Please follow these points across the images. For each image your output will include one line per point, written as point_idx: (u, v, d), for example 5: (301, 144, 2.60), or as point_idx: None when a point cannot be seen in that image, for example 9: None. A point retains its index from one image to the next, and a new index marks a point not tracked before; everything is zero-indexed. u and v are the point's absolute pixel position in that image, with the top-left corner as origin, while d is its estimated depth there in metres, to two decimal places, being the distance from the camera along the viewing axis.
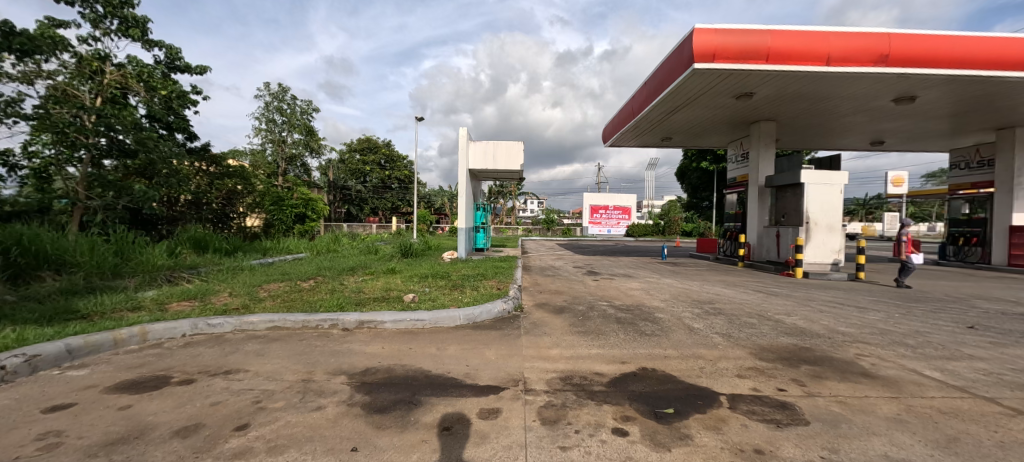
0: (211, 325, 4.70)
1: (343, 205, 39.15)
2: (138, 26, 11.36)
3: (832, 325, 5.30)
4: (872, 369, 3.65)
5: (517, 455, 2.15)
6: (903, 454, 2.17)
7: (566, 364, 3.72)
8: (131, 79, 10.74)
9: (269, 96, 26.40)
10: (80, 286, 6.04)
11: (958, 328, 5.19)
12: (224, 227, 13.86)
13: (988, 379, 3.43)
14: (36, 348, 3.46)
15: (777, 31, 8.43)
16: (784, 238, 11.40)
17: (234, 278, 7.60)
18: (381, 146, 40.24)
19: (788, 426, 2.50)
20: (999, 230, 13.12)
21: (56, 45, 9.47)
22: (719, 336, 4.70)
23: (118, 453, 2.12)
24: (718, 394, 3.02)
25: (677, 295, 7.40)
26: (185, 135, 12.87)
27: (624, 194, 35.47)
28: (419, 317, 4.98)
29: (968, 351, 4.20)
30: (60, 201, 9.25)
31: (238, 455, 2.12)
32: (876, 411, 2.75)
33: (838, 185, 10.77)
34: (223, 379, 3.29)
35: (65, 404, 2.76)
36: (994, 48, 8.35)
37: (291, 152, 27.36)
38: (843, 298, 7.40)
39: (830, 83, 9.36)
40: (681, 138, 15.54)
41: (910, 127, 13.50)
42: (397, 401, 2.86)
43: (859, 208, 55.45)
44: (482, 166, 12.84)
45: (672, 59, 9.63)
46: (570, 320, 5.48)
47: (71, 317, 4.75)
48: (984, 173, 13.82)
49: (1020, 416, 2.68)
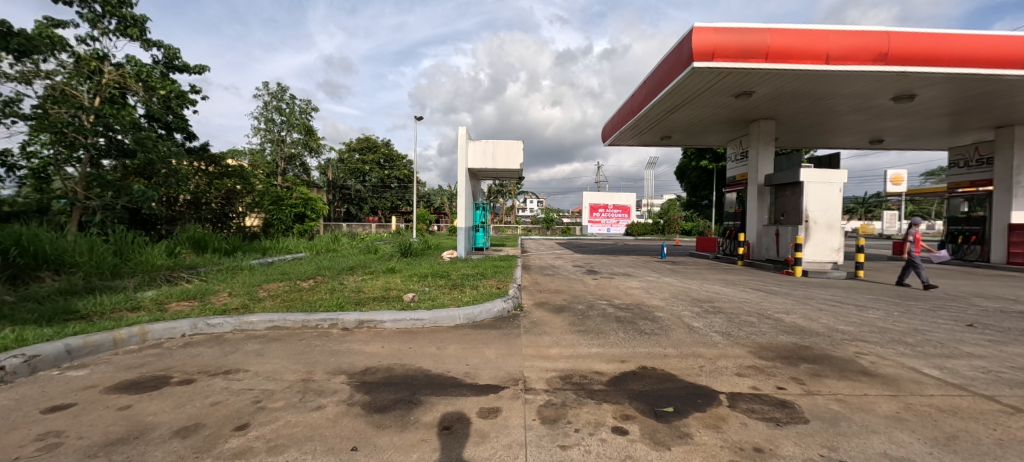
0: (211, 324, 4.70)
1: (343, 204, 39.14)
2: (137, 25, 11.32)
3: (831, 324, 5.31)
4: (871, 367, 3.65)
5: (517, 454, 2.15)
6: (902, 452, 2.18)
7: (566, 363, 3.72)
8: (130, 78, 10.71)
9: (268, 95, 26.36)
10: (80, 286, 6.05)
11: (957, 327, 5.19)
12: (224, 227, 13.85)
13: (986, 377, 3.44)
14: (36, 348, 3.46)
15: (776, 30, 8.42)
16: (784, 237, 11.41)
17: (233, 278, 7.59)
18: (381, 146, 40.21)
19: (787, 425, 2.51)
20: (998, 228, 13.12)
21: (54, 45, 9.45)
22: (719, 335, 4.71)
23: (118, 453, 2.12)
24: (717, 393, 3.02)
25: (677, 294, 7.41)
26: (184, 135, 12.85)
27: (624, 193, 35.47)
28: (419, 317, 4.98)
29: (966, 350, 4.21)
30: (60, 201, 9.24)
31: (238, 454, 2.12)
32: (875, 410, 2.76)
33: (837, 184, 10.75)
34: (223, 379, 3.29)
35: (64, 405, 2.76)
36: (993, 46, 8.35)
37: (290, 151, 27.33)
38: (842, 296, 7.41)
39: (830, 81, 9.35)
40: (681, 137, 15.52)
41: (910, 126, 13.50)
42: (397, 400, 2.86)
43: (858, 207, 55.46)
44: (481, 166, 12.83)
45: (672, 58, 9.62)
46: (569, 319, 5.49)
47: (71, 317, 4.75)
48: (983, 171, 13.81)
49: (1018, 414, 2.69)
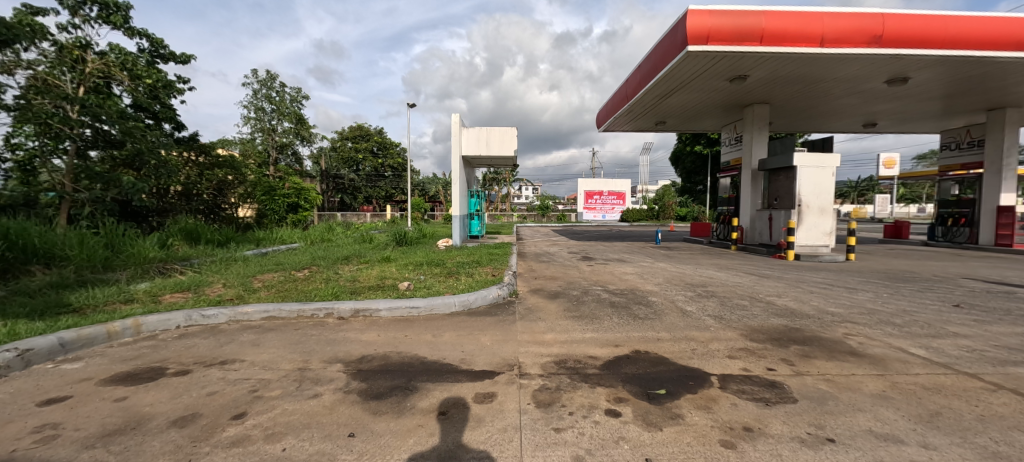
0: (205, 316, 4.69)
1: (337, 194, 38.74)
2: (120, 13, 11.01)
3: (822, 306, 5.41)
4: (859, 348, 3.72)
5: (512, 437, 2.19)
6: (886, 429, 2.24)
7: (560, 348, 3.76)
8: (114, 67, 10.46)
9: (256, 83, 25.85)
10: (71, 279, 5.99)
11: (945, 307, 5.30)
12: (216, 218, 13.77)
13: (971, 355, 3.52)
14: (28, 342, 3.44)
15: (771, 12, 8.31)
16: (778, 221, 11.51)
17: (228, 269, 7.55)
18: (374, 134, 39.71)
19: (775, 405, 2.56)
20: (987, 211, 13.37)
21: (35, 33, 9.20)
22: (711, 319, 4.77)
23: (116, 444, 2.14)
24: (709, 375, 3.08)
25: (670, 279, 7.48)
26: (172, 125, 12.62)
27: (619, 179, 35.15)
28: (415, 304, 5.01)
29: (952, 329, 4.31)
30: (47, 194, 9.11)
31: (236, 442, 2.15)
32: (862, 388, 2.83)
33: (830, 167, 10.76)
34: (219, 369, 3.29)
35: (61, 397, 2.76)
36: (987, 27, 8.31)
37: (281, 140, 26.89)
38: (833, 279, 7.53)
39: (823, 64, 9.30)
40: (675, 121, 15.40)
41: (903, 109, 13.50)
42: (393, 387, 2.88)
43: (851, 190, 55.75)
44: (474, 152, 12.70)
45: (666, 41, 9.48)
46: (564, 305, 5.56)
47: (63, 310, 4.72)
48: (974, 153, 13.91)
49: (1001, 391, 2.77)
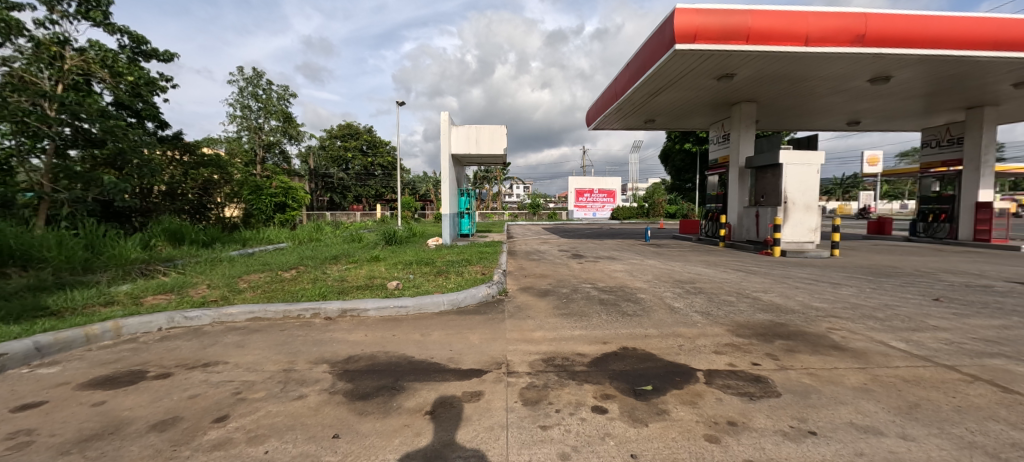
0: (188, 317, 4.61)
1: (326, 193, 38.40)
2: (99, 8, 10.73)
3: (806, 301, 5.51)
4: (842, 342, 3.79)
5: (498, 435, 2.18)
6: (867, 421, 2.28)
7: (549, 346, 3.77)
8: (95, 64, 10.18)
9: (243, 80, 25.48)
10: (49, 282, 5.84)
11: (925, 301, 5.43)
12: (202, 218, 13.54)
13: (949, 348, 3.60)
14: (1, 346, 3.33)
15: (757, 11, 8.41)
16: (765, 218, 11.68)
17: (213, 270, 7.44)
18: (363, 133, 39.33)
19: (760, 398, 2.60)
20: (967, 207, 13.70)
21: (11, 29, 8.90)
22: (699, 315, 4.82)
23: (92, 450, 2.08)
24: (695, 370, 3.11)
25: (659, 276, 7.54)
26: (155, 123, 12.34)
27: (610, 177, 35.30)
28: (403, 304, 4.98)
29: (932, 323, 4.42)
30: (25, 194, 8.86)
31: (217, 446, 2.11)
32: (844, 382, 2.88)
33: (815, 165, 10.93)
34: (201, 372, 3.23)
35: (35, 402, 2.68)
36: (966, 27, 8.49)
37: (268, 139, 26.52)
38: (818, 274, 7.67)
39: (808, 63, 9.43)
40: (665, 120, 15.53)
41: (886, 107, 13.76)
42: (380, 387, 2.86)
43: (837, 187, 56.50)
44: (464, 150, 12.64)
45: (655, 39, 9.52)
46: (553, 302, 5.58)
47: (40, 313, 4.61)
48: (954, 151, 14.24)
49: (977, 382, 2.84)
